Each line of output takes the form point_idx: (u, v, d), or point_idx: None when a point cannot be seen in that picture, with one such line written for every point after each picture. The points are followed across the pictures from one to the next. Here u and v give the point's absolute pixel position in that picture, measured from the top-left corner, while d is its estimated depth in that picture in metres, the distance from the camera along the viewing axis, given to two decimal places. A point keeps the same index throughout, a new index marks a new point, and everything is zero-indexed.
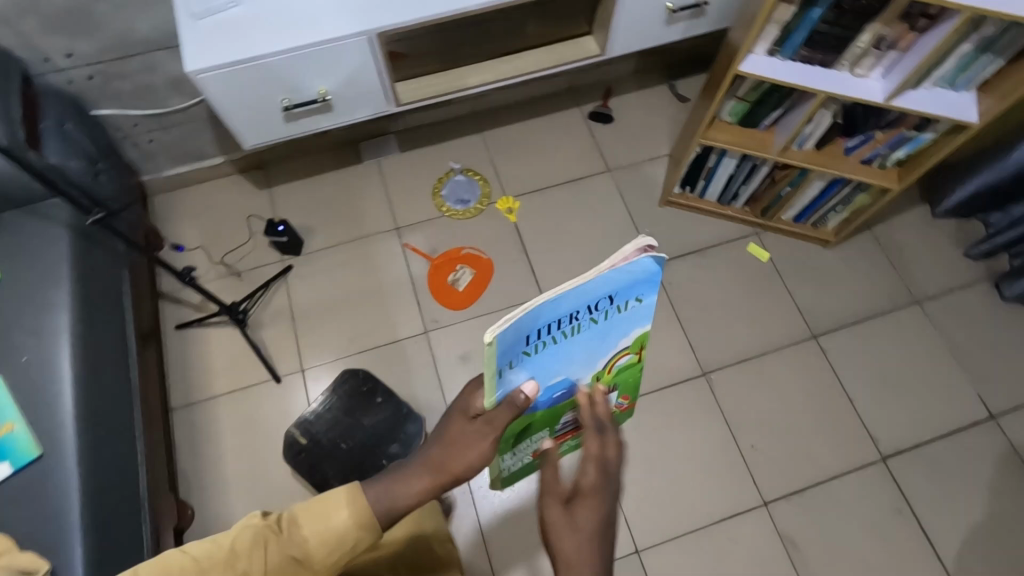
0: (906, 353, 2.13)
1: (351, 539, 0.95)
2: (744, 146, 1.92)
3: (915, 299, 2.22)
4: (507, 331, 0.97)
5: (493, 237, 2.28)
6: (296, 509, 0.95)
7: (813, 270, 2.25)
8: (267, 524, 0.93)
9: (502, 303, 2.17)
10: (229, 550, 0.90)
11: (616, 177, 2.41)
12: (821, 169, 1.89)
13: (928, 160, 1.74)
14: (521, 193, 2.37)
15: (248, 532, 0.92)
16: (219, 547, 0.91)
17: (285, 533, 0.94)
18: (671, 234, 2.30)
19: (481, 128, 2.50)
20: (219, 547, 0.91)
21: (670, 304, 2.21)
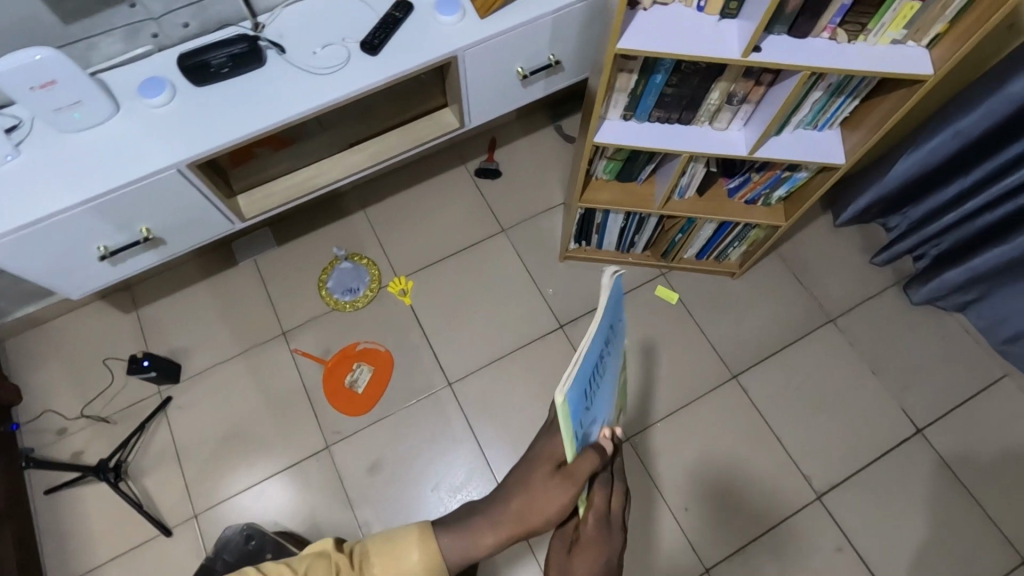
0: (827, 377, 2.07)
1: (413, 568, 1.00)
2: (625, 203, 1.80)
3: (829, 317, 2.16)
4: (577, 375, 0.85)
5: (390, 325, 2.13)
6: (368, 544, 1.02)
7: (725, 305, 2.17)
8: (341, 558, 1.00)
9: (407, 398, 2.02)
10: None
11: (512, 236, 2.28)
12: (707, 216, 1.80)
13: (808, 198, 1.67)
14: (413, 271, 2.22)
15: (321, 563, 0.99)
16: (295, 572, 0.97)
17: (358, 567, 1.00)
18: (576, 290, 2.18)
19: (363, 205, 2.32)
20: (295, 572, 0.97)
21: None
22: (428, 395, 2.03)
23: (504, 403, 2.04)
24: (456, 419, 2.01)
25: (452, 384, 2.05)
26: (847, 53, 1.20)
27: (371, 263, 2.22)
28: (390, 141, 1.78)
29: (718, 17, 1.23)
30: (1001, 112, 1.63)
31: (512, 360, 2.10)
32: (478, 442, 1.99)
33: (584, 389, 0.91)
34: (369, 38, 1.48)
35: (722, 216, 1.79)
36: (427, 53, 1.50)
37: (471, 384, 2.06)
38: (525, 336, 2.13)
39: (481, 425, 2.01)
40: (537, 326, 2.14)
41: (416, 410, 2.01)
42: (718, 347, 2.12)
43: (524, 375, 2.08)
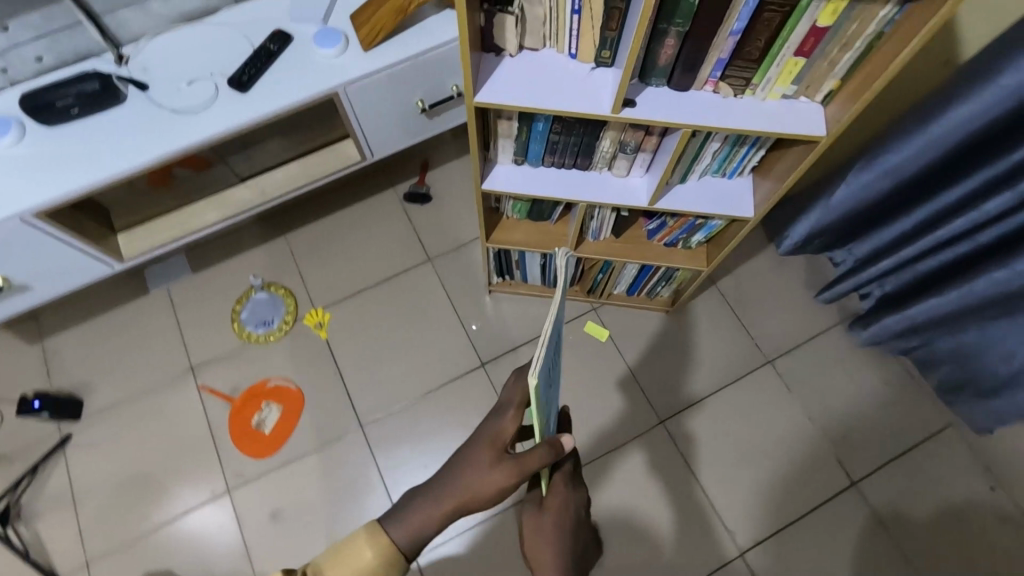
0: (760, 423, 1.97)
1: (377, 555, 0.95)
2: (536, 243, 1.68)
3: (765, 357, 2.05)
4: (544, 360, 0.98)
5: (303, 361, 2.03)
6: (320, 561, 0.95)
7: (657, 344, 2.07)
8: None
9: (317, 440, 1.94)
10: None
11: (438, 266, 2.17)
12: (625, 259, 1.68)
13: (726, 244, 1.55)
14: (331, 302, 2.12)
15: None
16: None
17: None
18: (500, 326, 2.08)
19: (283, 230, 2.21)
20: None
21: None
22: (339, 437, 1.95)
23: (419, 447, 1.96)
24: (368, 462, 1.93)
25: (365, 425, 1.97)
26: (731, 108, 1.08)
27: (288, 294, 2.12)
28: (287, 174, 1.67)
29: (592, 64, 1.11)
30: (930, 153, 1.44)
31: (429, 401, 2.01)
32: (387, 488, 1.90)
33: (544, 378, 1.03)
34: (237, 74, 1.37)
35: (639, 259, 1.67)
36: (301, 90, 1.38)
37: (385, 425, 1.97)
38: (446, 375, 2.04)
39: (392, 469, 1.92)
40: (458, 363, 2.05)
41: (325, 452, 1.93)
42: (647, 390, 2.01)
43: (441, 417, 1.99)
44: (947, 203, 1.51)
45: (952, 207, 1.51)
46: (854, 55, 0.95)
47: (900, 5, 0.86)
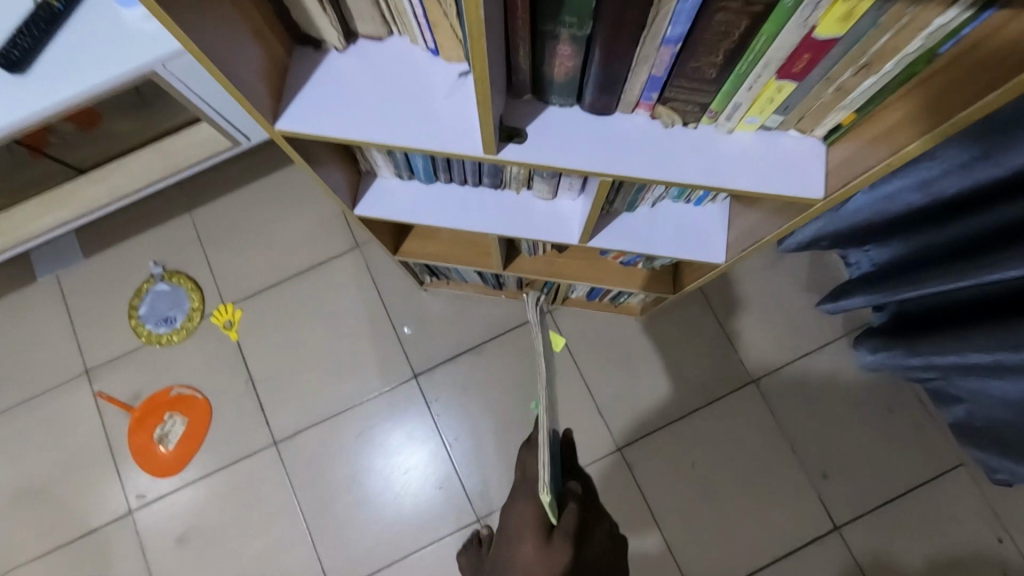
0: (733, 454, 1.69)
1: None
2: (458, 258, 1.33)
3: (748, 376, 1.73)
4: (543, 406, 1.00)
5: (212, 367, 1.77)
6: None
7: (620, 355, 1.75)
8: None
9: (226, 458, 1.73)
10: None
11: (367, 255, 1.83)
12: (569, 280, 1.33)
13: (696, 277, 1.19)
14: (242, 298, 1.82)
15: None
16: None
17: None
18: (438, 330, 1.78)
19: (188, 207, 1.87)
20: None
21: (437, 428, 1.74)
22: (249, 455, 1.73)
23: (341, 468, 1.72)
24: (283, 484, 1.71)
25: (279, 443, 1.73)
26: (678, 152, 0.72)
27: (193, 286, 1.81)
28: (142, 164, 1.32)
29: (462, 67, 0.73)
30: (984, 170, 1.07)
31: (352, 417, 1.75)
32: (304, 514, 1.70)
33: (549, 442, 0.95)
34: (7, 46, 0.98)
35: (586, 282, 1.31)
36: (92, 72, 0.99)
37: (304, 442, 1.74)
38: (372, 385, 1.76)
39: (310, 490, 1.71)
40: (388, 372, 1.77)
41: (234, 471, 1.72)
42: (604, 411, 1.72)
43: (366, 434, 1.74)
44: (973, 232, 1.12)
45: (978, 237, 1.11)
46: (882, 78, 0.60)
47: (978, 8, 0.50)
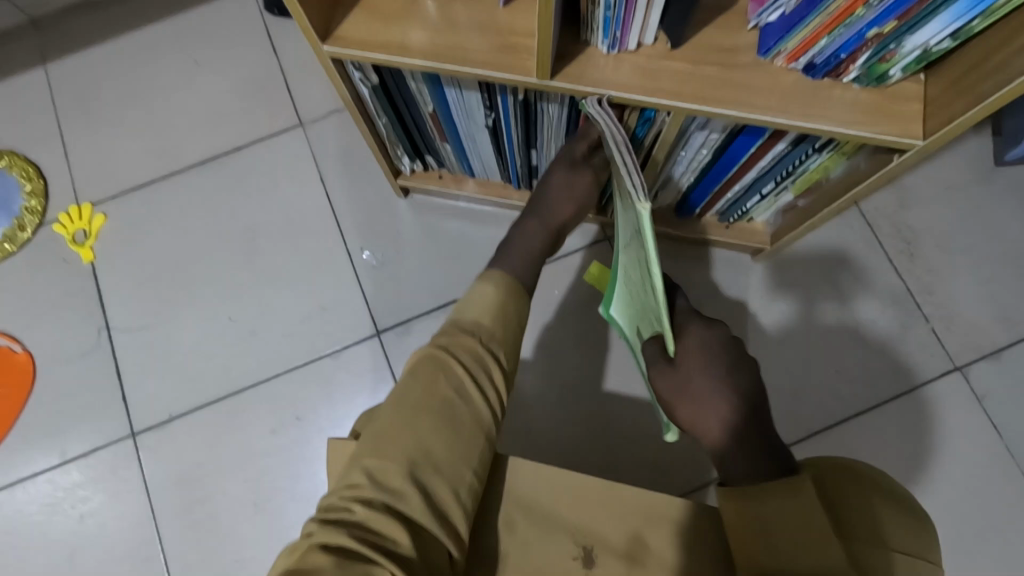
0: (925, 495, 0.95)
1: (516, 313, 0.59)
2: (457, 51, 0.63)
3: (947, 361, 1.00)
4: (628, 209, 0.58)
5: (46, 305, 1.07)
6: (430, 358, 0.53)
7: (727, 313, 1.03)
8: (439, 350, 0.54)
9: (48, 457, 1.01)
10: (431, 408, 0.51)
11: (312, 137, 1.13)
12: (693, 110, 0.61)
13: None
14: (108, 198, 1.12)
15: (420, 378, 0.52)
16: (414, 399, 0.51)
17: (434, 399, 0.51)
18: (419, 258, 1.07)
19: (40, 57, 1.18)
20: (415, 399, 0.51)
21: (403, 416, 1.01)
22: (87, 454, 1.01)
23: (238, 484, 0.99)
24: (137, 505, 0.99)
25: (139, 437, 1.01)
26: None
27: (33, 176, 1.12)
28: None
29: None
30: None
31: (266, 397, 1.02)
32: (166, 559, 0.97)
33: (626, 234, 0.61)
34: None
35: (729, 114, 0.60)
36: None
37: (179, 436, 1.01)
38: (304, 347, 1.04)
39: (183, 517, 0.98)
40: (331, 326, 1.05)
41: (59, 481, 1.00)
42: None
43: (286, 428, 1.01)
44: None
45: None
46: None
47: None
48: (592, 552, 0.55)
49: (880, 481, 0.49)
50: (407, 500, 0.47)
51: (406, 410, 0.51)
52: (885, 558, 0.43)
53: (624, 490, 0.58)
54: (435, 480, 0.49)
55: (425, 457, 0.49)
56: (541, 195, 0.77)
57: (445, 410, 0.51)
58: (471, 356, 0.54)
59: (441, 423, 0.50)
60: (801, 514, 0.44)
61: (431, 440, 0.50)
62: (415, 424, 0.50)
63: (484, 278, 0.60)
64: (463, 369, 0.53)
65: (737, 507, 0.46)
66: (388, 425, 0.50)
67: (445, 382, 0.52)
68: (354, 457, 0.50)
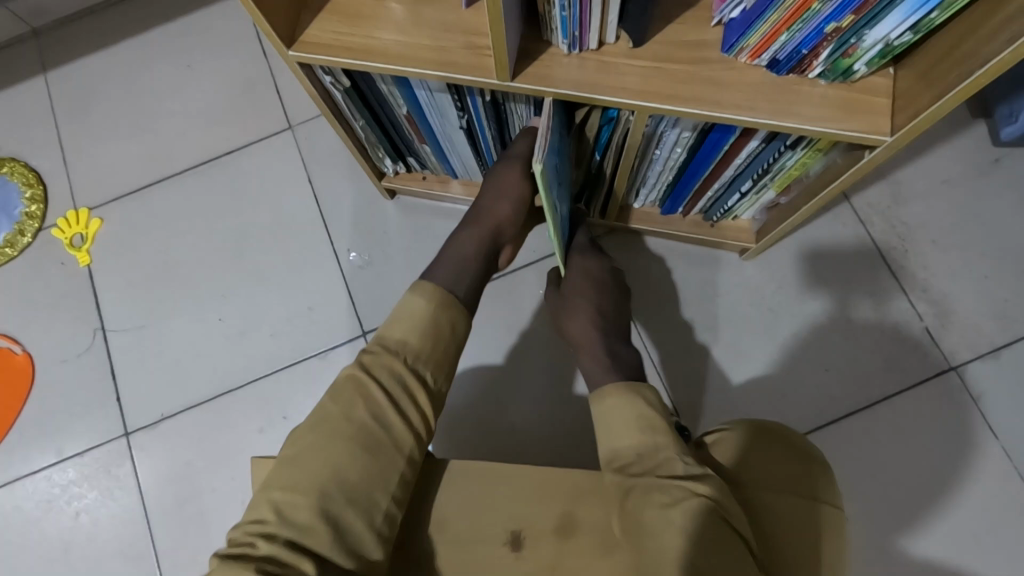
0: (917, 495, 0.93)
1: (449, 325, 0.64)
2: (421, 53, 0.63)
3: (942, 360, 0.97)
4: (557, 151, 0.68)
5: (45, 306, 1.10)
6: (356, 380, 0.59)
7: (714, 312, 1.01)
8: (363, 372, 0.60)
9: (46, 455, 1.04)
10: (348, 431, 0.57)
11: (301, 140, 1.14)
12: (656, 109, 0.61)
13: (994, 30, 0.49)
14: (105, 202, 1.15)
15: (342, 397, 0.59)
16: (332, 424, 0.57)
17: (353, 421, 0.57)
18: (405, 259, 1.08)
19: (40, 66, 1.21)
20: (333, 423, 0.57)
21: None
22: (83, 452, 1.03)
23: (228, 482, 1.01)
24: (130, 502, 1.01)
25: (132, 436, 1.04)
26: None
27: (34, 182, 1.15)
28: None
29: None
30: None
31: (254, 397, 1.04)
32: (158, 556, 0.99)
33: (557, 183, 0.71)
34: None
35: (693, 112, 0.60)
36: None
37: (170, 435, 1.03)
38: (292, 348, 1.05)
39: (172, 516, 1.00)
40: (319, 326, 1.06)
41: (56, 479, 1.03)
42: (686, 411, 0.97)
43: (273, 428, 1.02)
44: None
45: None
46: None
47: None
48: (521, 536, 0.59)
49: (819, 454, 0.60)
50: (316, 532, 0.52)
51: (325, 437, 0.56)
52: (810, 506, 0.56)
53: (553, 472, 0.62)
54: (345, 509, 0.54)
55: (338, 484, 0.54)
56: (484, 194, 0.79)
57: (363, 437, 0.57)
58: (394, 379, 0.60)
59: (354, 451, 0.56)
60: (631, 407, 0.62)
61: (345, 469, 0.55)
62: (332, 453, 0.56)
63: (415, 290, 0.65)
64: (385, 391, 0.59)
65: (610, 404, 0.63)
66: (304, 454, 0.56)
67: (364, 406, 0.58)
68: (269, 485, 0.55)
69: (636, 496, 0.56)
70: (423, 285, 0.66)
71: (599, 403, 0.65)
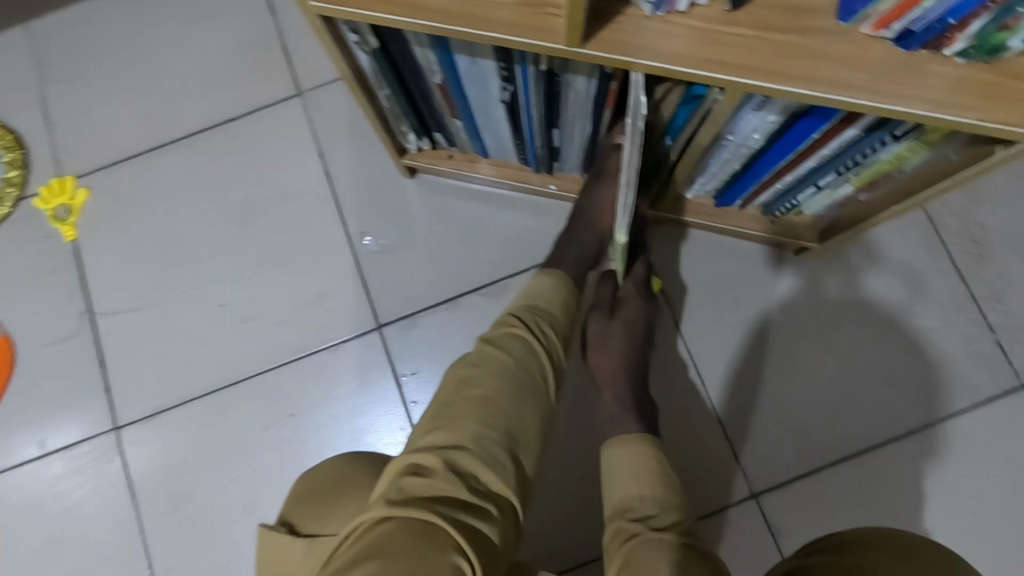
0: (984, 524, 0.84)
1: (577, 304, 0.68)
2: (467, 6, 0.52)
3: (1015, 377, 0.88)
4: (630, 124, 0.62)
5: (25, 284, 1.00)
6: (521, 336, 0.59)
7: (766, 316, 0.92)
8: (529, 328, 0.60)
9: (29, 448, 0.95)
10: (525, 379, 0.55)
11: (312, 108, 1.03)
12: (758, 89, 0.50)
13: None
14: (92, 170, 1.03)
15: (510, 347, 0.57)
16: (505, 371, 0.55)
17: (528, 371, 0.56)
18: (425, 245, 0.97)
19: (20, 14, 1.09)
20: (505, 371, 0.55)
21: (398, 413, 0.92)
22: (70, 446, 0.95)
23: (229, 484, 0.92)
24: (120, 502, 0.93)
25: (123, 430, 0.95)
26: None
27: (13, 144, 1.04)
28: None
29: None
30: None
31: (257, 392, 0.95)
32: (151, 561, 0.91)
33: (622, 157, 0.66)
34: None
35: (800, 93, 0.50)
36: None
37: (166, 430, 0.94)
38: (300, 339, 0.96)
39: (167, 519, 0.92)
40: (328, 317, 0.96)
41: (40, 474, 0.94)
42: (732, 424, 0.89)
43: (279, 427, 0.93)
44: None
45: None
46: None
47: None
48: None
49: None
50: (504, 478, 0.49)
51: (506, 382, 0.54)
52: None
53: None
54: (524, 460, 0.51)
55: (520, 435, 0.52)
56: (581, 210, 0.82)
57: (536, 392, 0.55)
58: (554, 341, 0.61)
59: (529, 402, 0.54)
60: (643, 462, 0.57)
61: (523, 416, 0.53)
62: (513, 400, 0.53)
63: (554, 271, 0.69)
64: (548, 352, 0.59)
65: (621, 451, 0.59)
66: (490, 394, 0.52)
67: (536, 362, 0.57)
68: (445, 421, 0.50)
69: (644, 560, 0.47)
70: (552, 275, 0.69)
71: (622, 446, 0.59)
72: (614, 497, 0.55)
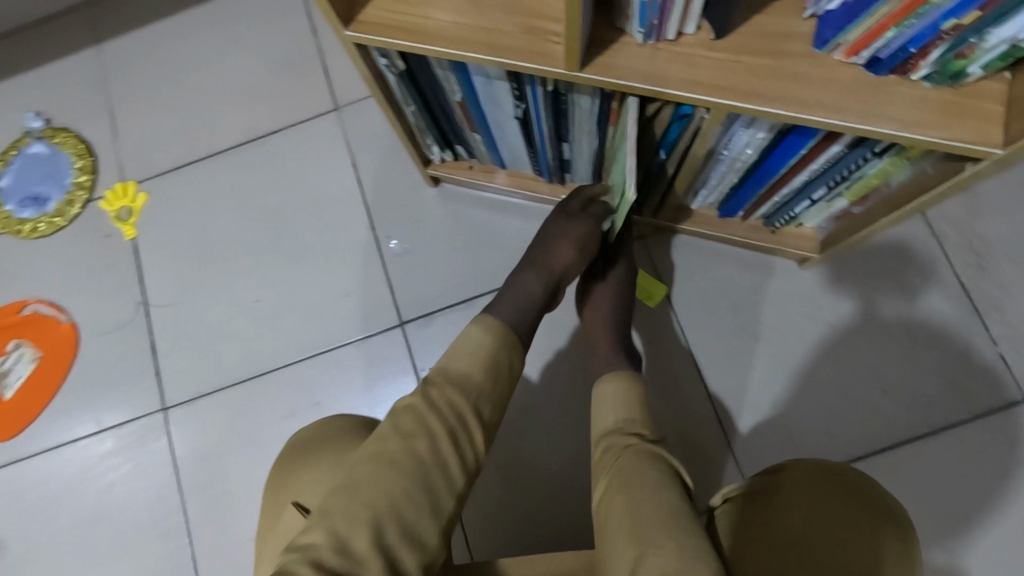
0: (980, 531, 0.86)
1: (506, 363, 0.62)
2: (480, 36, 0.60)
3: (1015, 388, 0.90)
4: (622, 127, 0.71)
5: (89, 278, 1.11)
6: (414, 412, 0.55)
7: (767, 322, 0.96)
8: (429, 402, 0.56)
9: (86, 425, 1.05)
10: (410, 460, 0.53)
11: (346, 122, 1.12)
12: (737, 110, 0.56)
13: None
14: (151, 177, 1.15)
15: (396, 427, 0.54)
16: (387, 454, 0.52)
17: (412, 452, 0.53)
18: (446, 249, 1.05)
19: (94, 37, 1.22)
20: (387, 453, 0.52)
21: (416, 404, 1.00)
22: (122, 424, 1.05)
23: (260, 463, 1.01)
24: (163, 477, 1.02)
25: (168, 411, 1.04)
26: None
27: (84, 152, 1.16)
28: None
29: None
30: None
31: (288, 380, 1.03)
32: (188, 531, 1.00)
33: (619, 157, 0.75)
34: None
35: (776, 113, 0.54)
36: None
37: (205, 413, 1.04)
38: (328, 333, 1.04)
39: (204, 493, 1.01)
40: (355, 313, 1.04)
41: (95, 448, 1.04)
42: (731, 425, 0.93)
43: (306, 413, 1.01)
44: None
45: None
46: None
47: None
48: None
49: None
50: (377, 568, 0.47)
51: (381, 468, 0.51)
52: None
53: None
54: (408, 542, 0.50)
55: (399, 517, 0.50)
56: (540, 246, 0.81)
57: (419, 473, 0.52)
58: (454, 413, 0.56)
59: (411, 486, 0.51)
60: (627, 395, 0.64)
61: (406, 500, 0.51)
62: (388, 485, 0.51)
63: (480, 322, 0.64)
64: (441, 426, 0.55)
65: (610, 388, 0.66)
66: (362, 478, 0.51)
67: (424, 440, 0.54)
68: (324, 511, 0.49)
69: (628, 462, 0.54)
70: (485, 319, 0.65)
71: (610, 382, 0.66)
72: (602, 424, 0.62)
